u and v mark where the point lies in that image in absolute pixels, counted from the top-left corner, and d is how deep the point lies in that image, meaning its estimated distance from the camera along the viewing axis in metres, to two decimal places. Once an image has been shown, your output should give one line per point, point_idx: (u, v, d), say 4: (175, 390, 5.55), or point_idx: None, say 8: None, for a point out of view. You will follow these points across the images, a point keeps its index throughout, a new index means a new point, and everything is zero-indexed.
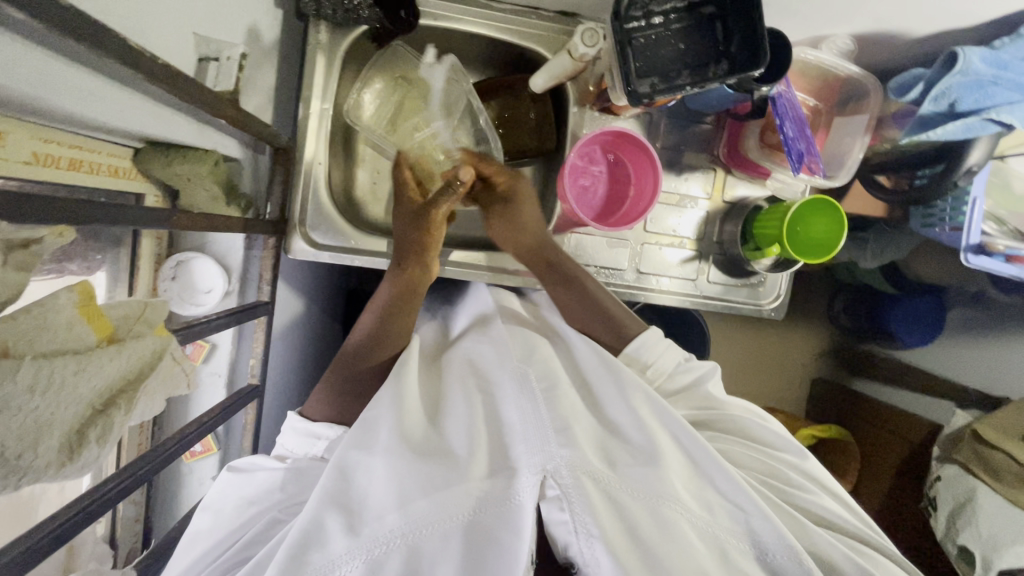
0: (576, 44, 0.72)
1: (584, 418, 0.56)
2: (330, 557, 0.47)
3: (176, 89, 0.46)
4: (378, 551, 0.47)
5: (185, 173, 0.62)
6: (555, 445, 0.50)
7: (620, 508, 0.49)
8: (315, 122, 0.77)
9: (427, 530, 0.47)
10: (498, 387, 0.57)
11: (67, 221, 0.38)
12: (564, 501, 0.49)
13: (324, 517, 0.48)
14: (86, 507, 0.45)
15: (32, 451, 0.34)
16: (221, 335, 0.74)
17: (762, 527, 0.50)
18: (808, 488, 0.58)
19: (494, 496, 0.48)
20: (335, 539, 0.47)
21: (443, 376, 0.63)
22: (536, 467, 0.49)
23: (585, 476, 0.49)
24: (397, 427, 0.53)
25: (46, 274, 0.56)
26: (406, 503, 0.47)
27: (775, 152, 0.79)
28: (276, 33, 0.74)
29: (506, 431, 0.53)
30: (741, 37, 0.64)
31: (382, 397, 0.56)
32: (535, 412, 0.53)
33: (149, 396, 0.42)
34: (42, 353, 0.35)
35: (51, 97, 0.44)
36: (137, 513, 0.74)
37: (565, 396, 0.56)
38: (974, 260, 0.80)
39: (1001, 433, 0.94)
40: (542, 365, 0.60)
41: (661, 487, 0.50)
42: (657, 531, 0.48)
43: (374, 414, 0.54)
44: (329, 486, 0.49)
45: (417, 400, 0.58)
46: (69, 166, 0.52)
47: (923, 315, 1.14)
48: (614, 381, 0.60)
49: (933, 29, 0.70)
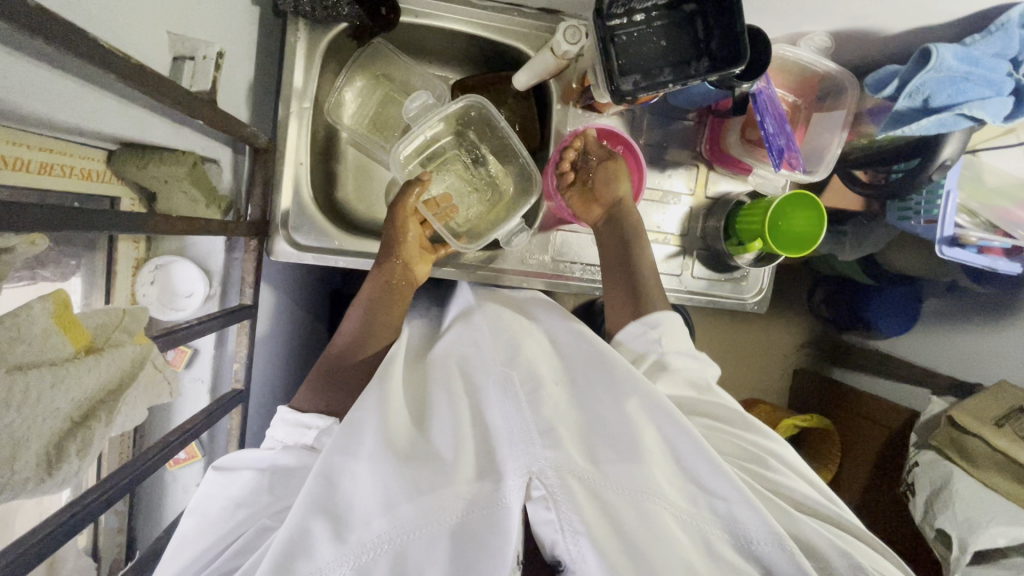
0: (559, 42, 0.71)
1: (566, 417, 0.55)
2: (317, 565, 0.46)
3: (152, 90, 0.45)
4: (365, 556, 0.46)
5: (162, 176, 0.61)
6: (541, 446, 0.50)
7: (607, 506, 0.50)
8: (296, 121, 0.75)
9: (415, 534, 0.46)
10: (483, 391, 0.58)
11: (37, 227, 0.37)
12: (550, 501, 0.49)
13: (309, 523, 0.47)
14: (64, 521, 0.44)
15: (9, 466, 0.33)
16: (203, 340, 0.73)
17: (748, 518, 0.50)
18: (789, 474, 0.59)
19: (481, 499, 0.48)
20: (321, 546, 0.47)
21: (427, 377, 0.63)
22: (522, 469, 0.49)
23: (570, 476, 0.50)
24: (382, 430, 0.52)
25: (16, 283, 0.53)
26: (392, 507, 0.47)
27: (756, 148, 0.80)
28: (254, 31, 0.72)
29: (491, 434, 0.53)
30: (721, 35, 0.65)
31: (367, 400, 0.56)
32: (519, 415, 0.53)
33: (130, 406, 0.41)
34: (15, 365, 0.34)
35: (20, 99, 0.43)
36: (120, 523, 0.73)
37: (548, 397, 0.56)
38: (949, 251, 0.82)
39: (976, 419, 0.97)
40: (524, 365, 0.60)
41: (645, 483, 0.50)
42: (642, 528, 0.49)
43: (359, 417, 0.53)
44: (314, 493, 0.48)
45: (402, 405, 0.58)
46: (39, 170, 0.50)
47: (900, 306, 1.17)
48: (599, 376, 0.60)
49: (907, 26, 0.72)
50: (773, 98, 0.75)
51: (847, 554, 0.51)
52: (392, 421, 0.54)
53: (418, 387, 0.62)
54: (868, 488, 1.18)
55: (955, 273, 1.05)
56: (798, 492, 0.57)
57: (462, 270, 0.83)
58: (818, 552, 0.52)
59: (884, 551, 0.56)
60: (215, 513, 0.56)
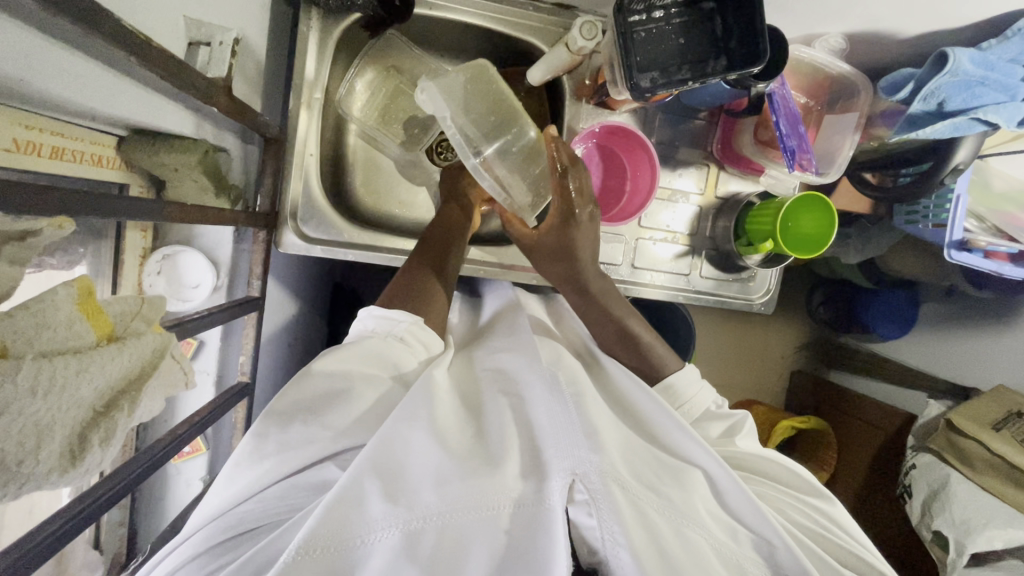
0: (574, 37, 0.71)
1: (608, 427, 0.55)
2: (366, 519, 0.46)
3: (170, 74, 0.44)
4: (415, 525, 0.45)
5: (171, 164, 0.60)
6: (586, 449, 0.50)
7: (648, 522, 0.49)
8: (307, 112, 0.75)
9: (463, 511, 0.46)
10: (528, 389, 0.57)
11: (69, 210, 0.36)
12: (592, 506, 0.48)
13: (363, 478, 0.47)
14: (75, 513, 0.43)
15: (33, 457, 0.32)
16: (209, 332, 0.72)
17: (785, 557, 0.51)
18: (821, 522, 0.59)
19: (527, 499, 0.48)
20: (372, 503, 0.46)
21: (471, 373, 0.63)
22: (566, 470, 0.48)
23: (613, 483, 0.49)
24: (435, 410, 0.53)
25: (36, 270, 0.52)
26: (443, 483, 0.47)
27: (769, 148, 0.80)
28: (266, 19, 0.71)
29: (537, 433, 0.52)
30: (741, 33, 0.64)
31: (419, 384, 0.54)
32: (565, 415, 0.52)
33: (150, 395, 0.40)
34: (41, 353, 0.32)
35: (34, 79, 0.42)
36: (121, 517, 0.72)
37: (592, 404, 0.56)
38: (957, 255, 0.83)
39: (974, 423, 0.97)
40: (567, 375, 0.60)
41: (686, 507, 0.51)
42: (681, 548, 0.49)
43: (415, 391, 0.53)
44: (370, 451, 0.48)
45: (452, 396, 0.57)
46: (51, 154, 0.49)
47: (899, 309, 1.18)
48: (649, 392, 0.61)
49: (923, 29, 0.72)
50: (786, 98, 0.75)
51: None
52: (447, 416, 0.54)
53: (463, 377, 0.63)
54: (866, 488, 1.19)
55: (956, 278, 1.06)
56: (834, 541, 0.57)
57: (472, 264, 0.83)
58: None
59: None
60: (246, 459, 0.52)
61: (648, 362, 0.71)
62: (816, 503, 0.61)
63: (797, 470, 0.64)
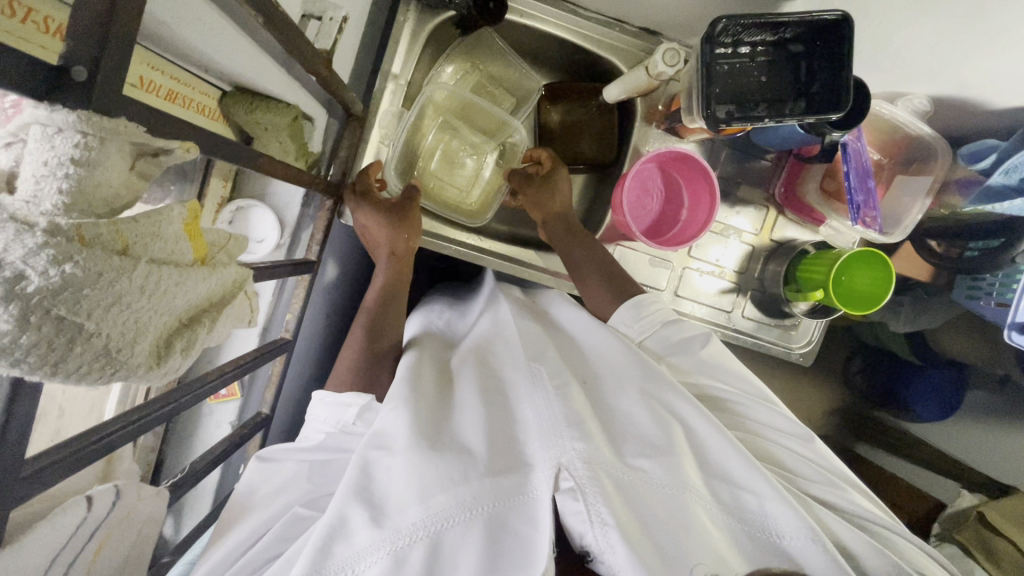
0: (656, 62, 0.72)
1: (594, 417, 0.57)
2: (355, 549, 0.49)
3: (287, 39, 0.48)
4: (401, 543, 0.48)
5: (265, 123, 0.64)
6: (568, 437, 0.52)
7: (635, 503, 0.51)
8: (390, 96, 0.79)
9: (448, 520, 0.48)
10: (513, 387, 0.61)
11: (201, 147, 0.40)
12: (577, 492, 0.49)
13: (348, 511, 0.51)
14: (134, 420, 0.46)
15: (129, 348, 0.33)
16: (264, 285, 0.76)
17: (779, 511, 0.53)
18: (828, 481, 0.61)
19: (510, 491, 0.50)
20: (359, 531, 0.50)
21: (457, 366, 0.67)
22: (550, 461, 0.51)
23: (599, 470, 0.50)
24: (412, 425, 0.55)
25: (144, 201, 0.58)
26: (427, 497, 0.49)
27: (836, 200, 0.80)
28: (369, 5, 0.76)
29: (520, 429, 0.56)
30: (824, 80, 0.65)
31: (396, 398, 0.58)
32: (549, 408, 0.55)
33: (224, 322, 0.41)
34: (153, 259, 0.33)
35: (173, 26, 0.46)
36: (154, 444, 0.76)
37: (577, 393, 0.58)
38: (1017, 338, 0.75)
39: (1011, 522, 0.92)
40: (554, 363, 0.62)
41: (677, 480, 0.53)
42: (672, 525, 0.51)
43: (389, 420, 0.56)
44: (353, 484, 0.53)
45: (430, 399, 0.60)
46: (167, 96, 0.52)
47: (942, 391, 1.11)
48: (626, 384, 0.61)
49: (1015, 102, 0.71)
50: (860, 151, 0.74)
51: (876, 550, 0.55)
52: (422, 421, 0.56)
53: (445, 375, 0.66)
54: None
55: (1010, 367, 1.01)
56: (826, 496, 0.60)
57: (516, 266, 0.86)
58: (848, 547, 0.56)
59: (921, 545, 0.59)
60: (257, 493, 0.62)
61: (618, 287, 0.74)
62: (809, 447, 0.63)
63: (784, 415, 0.64)
